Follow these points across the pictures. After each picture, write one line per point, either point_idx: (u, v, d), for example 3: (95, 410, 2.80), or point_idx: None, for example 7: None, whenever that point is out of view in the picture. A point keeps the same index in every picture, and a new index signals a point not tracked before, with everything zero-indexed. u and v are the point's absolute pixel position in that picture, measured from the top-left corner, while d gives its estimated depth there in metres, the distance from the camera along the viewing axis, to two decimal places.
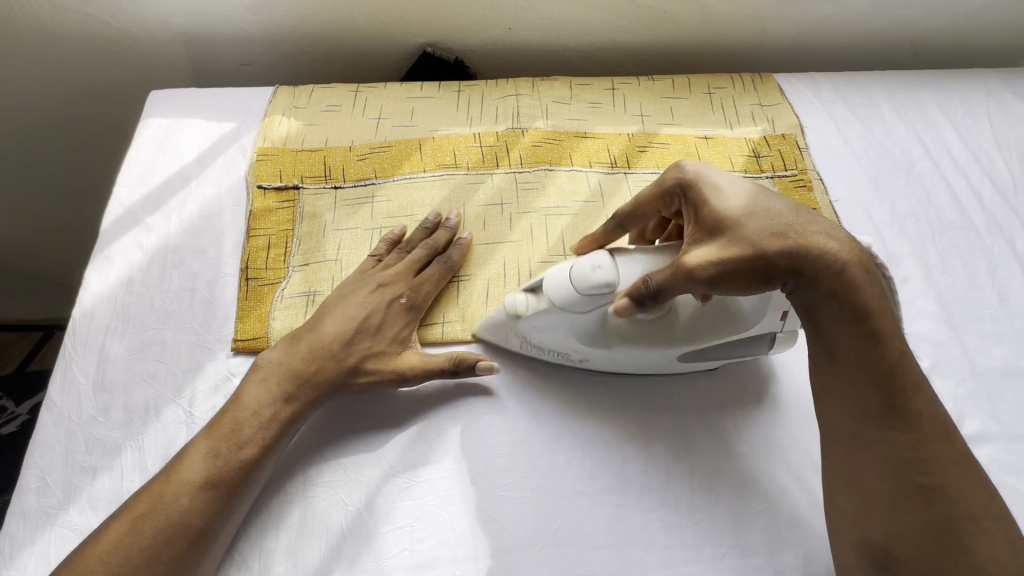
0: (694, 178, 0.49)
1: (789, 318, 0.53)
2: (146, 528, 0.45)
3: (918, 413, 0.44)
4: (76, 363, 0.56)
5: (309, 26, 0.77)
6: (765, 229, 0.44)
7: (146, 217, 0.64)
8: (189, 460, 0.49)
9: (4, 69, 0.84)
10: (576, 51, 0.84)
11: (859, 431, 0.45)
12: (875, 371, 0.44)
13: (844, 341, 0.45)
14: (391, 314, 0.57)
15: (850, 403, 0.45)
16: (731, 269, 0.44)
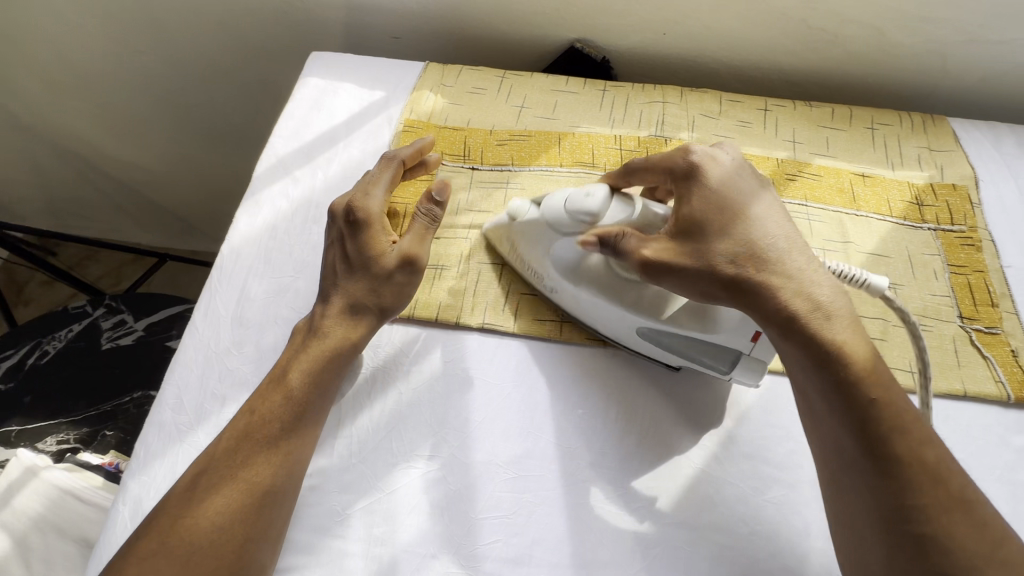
0: (698, 168, 0.48)
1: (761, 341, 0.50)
2: (233, 466, 0.47)
3: (907, 457, 0.40)
4: (219, 296, 0.59)
5: (465, 9, 0.78)
6: (728, 251, 0.45)
7: (295, 170, 0.67)
8: (268, 399, 0.50)
9: (183, 21, 0.91)
10: (727, 65, 0.80)
11: (843, 471, 0.43)
12: (846, 407, 0.42)
13: (821, 372, 0.43)
14: (366, 239, 0.55)
15: (828, 436, 0.44)
16: (680, 270, 0.46)
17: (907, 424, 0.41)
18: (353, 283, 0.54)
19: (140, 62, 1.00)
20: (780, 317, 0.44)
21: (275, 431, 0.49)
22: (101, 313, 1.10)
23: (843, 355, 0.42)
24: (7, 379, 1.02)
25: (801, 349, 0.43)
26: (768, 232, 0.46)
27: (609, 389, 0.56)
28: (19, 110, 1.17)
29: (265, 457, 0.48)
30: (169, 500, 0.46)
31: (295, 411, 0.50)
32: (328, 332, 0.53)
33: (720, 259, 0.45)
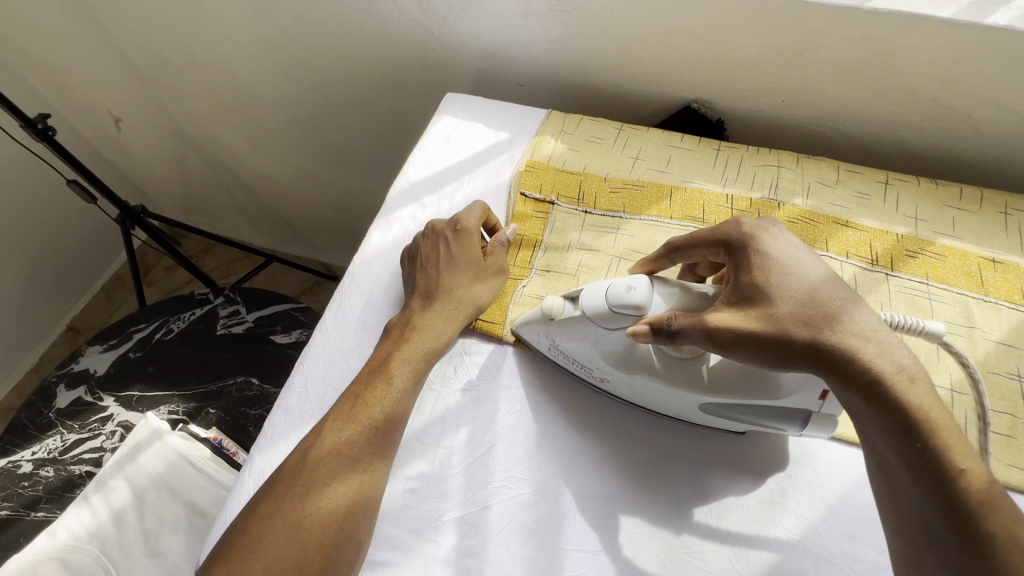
0: (751, 236, 0.49)
1: (828, 400, 0.48)
2: (344, 439, 0.51)
3: (996, 534, 0.37)
4: (348, 300, 0.66)
5: (591, 65, 0.84)
6: (799, 315, 0.44)
7: (425, 196, 0.74)
8: (379, 391, 0.54)
9: (335, 59, 1.03)
10: (846, 135, 0.80)
11: (921, 545, 0.40)
12: (927, 474, 0.39)
13: (899, 434, 0.40)
14: (463, 246, 0.64)
15: (900, 505, 0.41)
16: (753, 340, 0.44)
17: (993, 501, 0.38)
18: (454, 277, 0.62)
19: (291, 87, 1.14)
20: (862, 378, 0.42)
21: (387, 412, 0.54)
22: (220, 302, 1.21)
23: (926, 421, 0.40)
24: (136, 349, 1.15)
25: (875, 408, 0.41)
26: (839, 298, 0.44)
27: (703, 441, 0.56)
28: (184, 119, 1.36)
29: (375, 437, 0.52)
30: (286, 466, 0.51)
31: (393, 405, 0.54)
32: (423, 337, 0.59)
33: (790, 327, 0.44)
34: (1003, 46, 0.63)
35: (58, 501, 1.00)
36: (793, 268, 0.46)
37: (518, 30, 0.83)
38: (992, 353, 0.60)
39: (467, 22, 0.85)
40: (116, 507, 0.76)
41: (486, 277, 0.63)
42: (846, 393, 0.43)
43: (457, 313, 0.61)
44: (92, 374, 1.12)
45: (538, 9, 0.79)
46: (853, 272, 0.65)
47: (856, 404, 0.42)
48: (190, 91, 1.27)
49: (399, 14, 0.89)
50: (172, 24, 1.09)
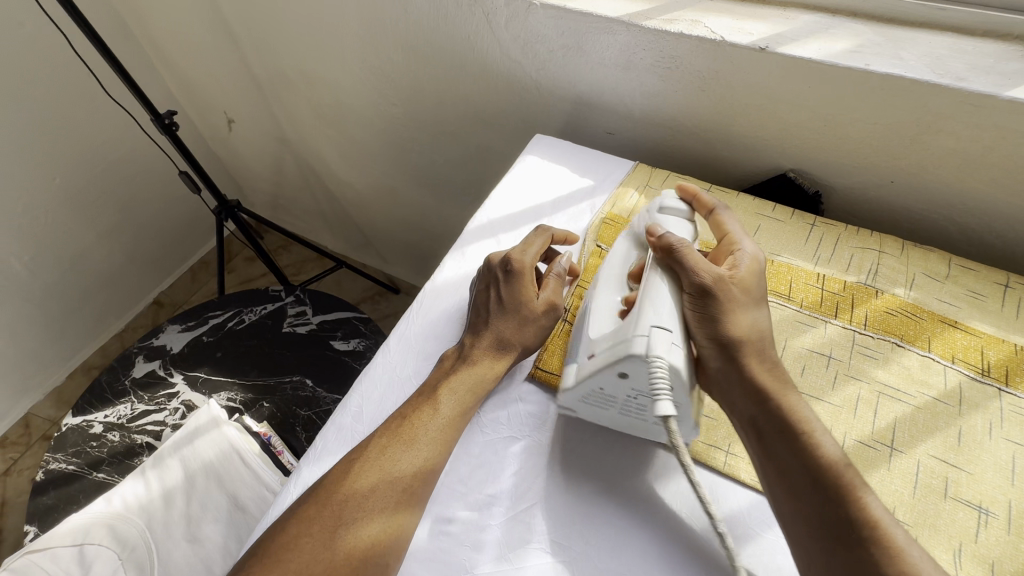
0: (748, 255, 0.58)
1: (624, 374, 0.50)
2: (387, 455, 0.52)
3: (868, 522, 0.44)
4: (413, 326, 0.67)
5: (687, 121, 0.83)
6: (750, 311, 0.55)
7: (501, 233, 0.75)
8: (426, 413, 0.55)
9: (434, 90, 1.08)
10: (960, 226, 0.73)
11: (812, 540, 0.45)
12: (814, 464, 0.47)
13: (787, 438, 0.49)
14: (516, 287, 0.62)
15: (786, 503, 0.47)
16: (717, 295, 0.53)
17: (860, 493, 0.45)
18: (504, 320, 0.61)
19: (387, 109, 1.21)
20: (756, 382, 0.51)
21: (430, 437, 0.54)
22: (290, 301, 1.27)
23: (801, 424, 0.49)
24: (209, 333, 1.22)
25: (775, 419, 0.50)
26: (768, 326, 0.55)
27: (769, 544, 0.51)
28: (288, 126, 1.47)
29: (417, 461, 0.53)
30: (328, 476, 0.52)
31: (438, 433, 0.54)
32: (475, 372, 0.58)
33: (738, 318, 0.53)
34: None
35: (117, 465, 1.07)
36: (756, 292, 0.56)
37: (617, 82, 0.84)
38: None
39: (567, 66, 0.86)
40: (168, 485, 0.80)
41: (539, 319, 0.62)
42: (738, 399, 0.52)
43: (503, 355, 0.60)
44: (167, 350, 1.21)
45: (639, 63, 0.79)
46: (958, 380, 0.59)
47: (746, 410, 0.51)
48: (298, 103, 1.37)
49: (503, 55, 0.92)
50: (294, 42, 1.19)
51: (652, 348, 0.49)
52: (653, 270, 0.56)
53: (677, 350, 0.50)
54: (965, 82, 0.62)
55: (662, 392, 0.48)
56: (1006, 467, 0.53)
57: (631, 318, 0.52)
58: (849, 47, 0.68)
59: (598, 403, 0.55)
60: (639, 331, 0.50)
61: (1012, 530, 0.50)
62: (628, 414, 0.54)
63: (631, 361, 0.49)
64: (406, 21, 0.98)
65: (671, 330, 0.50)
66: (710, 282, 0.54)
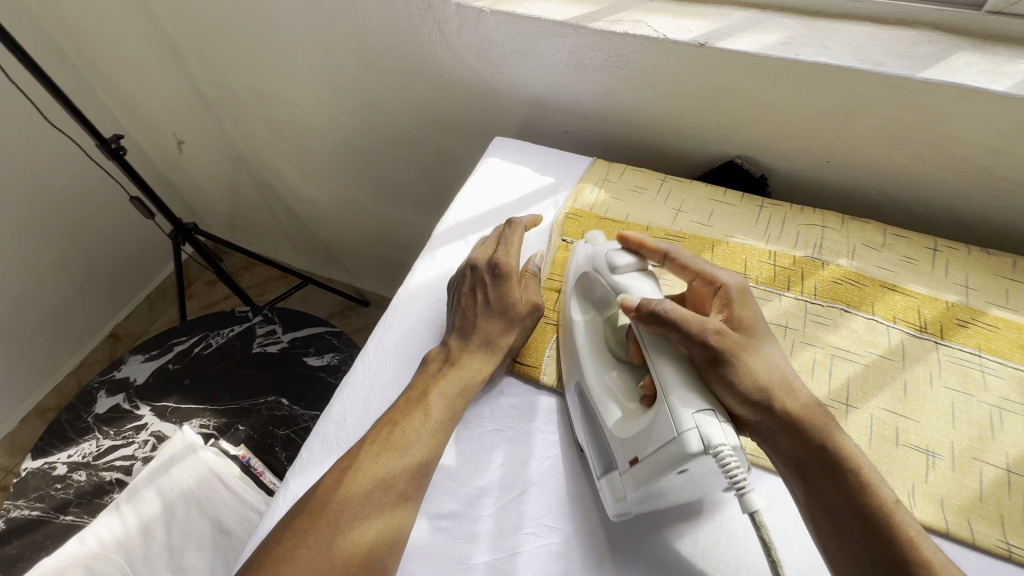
0: (733, 295, 0.57)
1: (686, 472, 0.47)
2: (381, 462, 0.53)
3: (918, 560, 0.46)
4: (391, 332, 0.67)
5: (639, 116, 0.87)
6: (763, 355, 0.54)
7: (469, 235, 0.76)
8: (413, 419, 0.56)
9: (392, 101, 1.09)
10: (892, 198, 0.80)
11: (854, 572, 0.47)
12: (862, 509, 0.48)
13: (831, 479, 0.50)
14: (502, 289, 0.64)
15: (837, 546, 0.49)
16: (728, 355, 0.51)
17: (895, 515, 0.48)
18: (490, 321, 0.63)
19: (344, 121, 1.20)
20: (793, 428, 0.52)
21: (421, 441, 0.55)
22: (258, 320, 1.25)
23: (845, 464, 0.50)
24: (175, 361, 1.19)
25: (817, 463, 0.51)
26: (781, 362, 0.55)
27: None
28: (242, 144, 1.45)
29: (412, 462, 0.54)
30: (321, 485, 0.52)
31: (428, 437, 0.56)
32: (464, 377, 0.59)
33: (753, 369, 0.52)
34: None
35: (86, 506, 1.03)
36: (761, 339, 0.55)
37: (571, 81, 0.87)
38: None
39: (522, 70, 0.89)
40: (146, 517, 0.78)
41: (523, 319, 0.64)
42: (774, 441, 0.53)
43: (489, 357, 0.61)
44: (131, 383, 1.16)
45: (590, 63, 0.83)
46: (901, 338, 0.64)
47: (784, 452, 0.52)
48: (252, 120, 1.35)
49: (458, 62, 0.94)
50: (243, 60, 1.18)
51: (710, 440, 0.45)
52: (648, 343, 0.54)
53: (728, 427, 0.47)
54: (885, 66, 0.68)
55: (745, 482, 0.45)
56: (947, 412, 0.58)
57: (666, 413, 0.48)
58: (781, 39, 0.73)
59: (652, 499, 0.50)
60: (685, 424, 0.46)
61: (956, 468, 0.55)
62: (688, 491, 0.52)
63: (695, 460, 0.46)
64: (358, 33, 0.99)
65: (710, 409, 0.48)
66: (718, 347, 0.51)
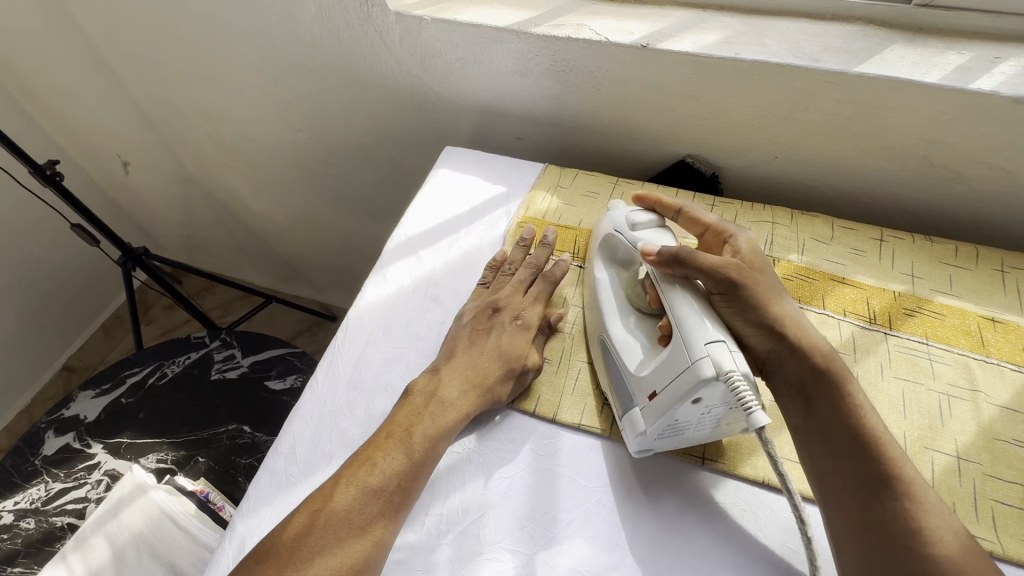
0: (743, 239, 0.59)
1: (702, 400, 0.49)
2: (352, 507, 0.50)
3: (900, 475, 0.48)
4: (340, 356, 0.65)
5: (587, 120, 0.86)
6: (775, 286, 0.56)
7: (420, 250, 0.74)
8: (385, 462, 0.53)
9: (340, 113, 1.07)
10: (839, 190, 0.81)
11: (844, 488, 0.49)
12: (853, 427, 0.50)
13: (830, 400, 0.52)
14: (515, 339, 0.62)
15: (827, 464, 0.50)
16: (738, 283, 0.54)
17: (894, 451, 0.49)
18: (487, 365, 0.60)
19: (294, 136, 1.17)
20: (803, 357, 0.54)
21: (395, 487, 0.52)
22: (216, 346, 1.21)
23: (842, 387, 0.52)
24: (128, 394, 1.14)
25: (816, 384, 0.53)
26: (790, 300, 0.57)
27: (706, 512, 0.53)
28: (190, 163, 1.40)
29: (386, 502, 0.51)
30: (283, 534, 0.49)
31: (402, 482, 0.52)
32: (444, 416, 0.56)
33: (766, 299, 0.55)
34: (987, 110, 0.65)
35: (36, 555, 0.97)
36: (774, 279, 0.57)
37: (517, 88, 0.86)
38: (997, 418, 0.58)
39: (468, 78, 0.87)
40: (95, 567, 0.73)
41: (525, 375, 0.61)
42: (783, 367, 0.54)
43: (474, 395, 0.58)
44: (82, 420, 1.11)
45: (535, 69, 0.82)
46: (851, 331, 0.65)
47: (791, 377, 0.54)
48: (198, 138, 1.30)
49: (403, 72, 0.92)
50: (183, 77, 1.13)
51: (721, 366, 0.48)
52: (663, 281, 0.55)
53: (739, 355, 0.49)
54: (821, 62, 0.69)
55: (752, 403, 0.47)
56: (898, 403, 0.59)
57: (681, 345, 0.51)
58: (720, 38, 0.73)
59: (672, 432, 0.53)
60: (698, 352, 0.49)
61: (908, 459, 0.56)
62: (705, 429, 0.54)
63: (705, 387, 0.48)
64: (299, 47, 0.96)
65: (723, 339, 0.50)
66: (732, 275, 0.54)
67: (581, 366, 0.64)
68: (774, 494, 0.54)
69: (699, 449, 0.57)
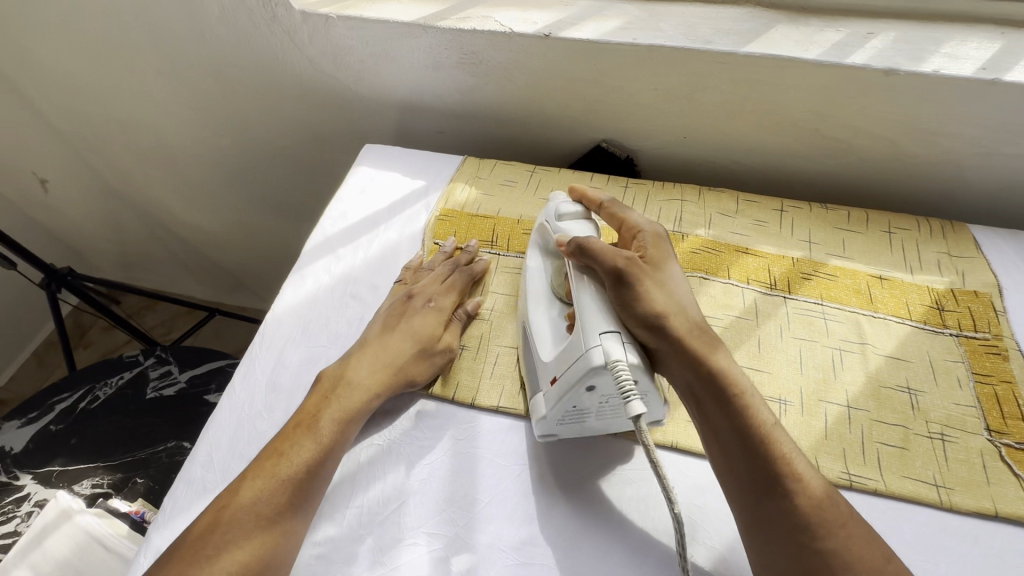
0: (648, 234, 0.59)
1: (594, 388, 0.51)
2: (258, 498, 0.51)
3: (791, 472, 0.48)
4: (258, 360, 0.65)
5: (504, 110, 0.87)
6: (667, 285, 0.55)
7: (338, 248, 0.74)
8: (297, 450, 0.54)
9: (261, 117, 1.05)
10: (746, 166, 0.85)
11: (741, 491, 0.49)
12: (745, 429, 0.49)
13: (722, 402, 0.50)
14: (427, 322, 0.64)
15: (725, 467, 0.50)
16: (629, 276, 0.53)
17: (785, 448, 0.49)
18: (400, 347, 0.61)
19: (217, 141, 1.14)
20: (697, 356, 0.51)
21: (303, 474, 0.53)
22: (151, 363, 1.17)
23: (734, 385, 0.51)
24: (58, 421, 1.09)
25: (710, 385, 0.51)
26: (686, 299, 0.55)
27: (619, 479, 0.56)
28: (111, 177, 1.34)
29: (292, 490, 0.52)
30: (191, 533, 0.49)
31: (308, 470, 0.53)
32: (351, 402, 0.57)
33: (654, 296, 0.53)
34: (863, 83, 0.69)
35: None
36: (671, 277, 0.56)
37: (431, 81, 0.86)
38: (883, 367, 0.63)
39: (382, 73, 0.87)
40: None
41: (438, 356, 0.62)
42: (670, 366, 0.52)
43: (383, 379, 0.59)
44: (8, 452, 1.05)
45: (446, 62, 0.82)
46: (754, 297, 0.68)
47: (682, 378, 0.52)
48: (115, 150, 1.25)
49: (318, 71, 0.91)
50: (90, 87, 1.08)
51: (609, 356, 0.49)
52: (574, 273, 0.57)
53: (630, 346, 0.50)
54: (712, 43, 0.72)
55: (632, 392, 0.47)
56: (795, 361, 0.63)
57: (578, 333, 0.52)
58: (619, 25, 0.76)
59: (573, 420, 0.55)
60: (591, 341, 0.50)
61: (805, 412, 0.60)
62: (607, 418, 0.55)
63: (596, 374, 0.50)
64: (207, 50, 0.93)
65: (616, 330, 0.51)
66: (622, 269, 0.53)
67: (499, 351, 0.65)
68: (683, 457, 0.57)
69: None
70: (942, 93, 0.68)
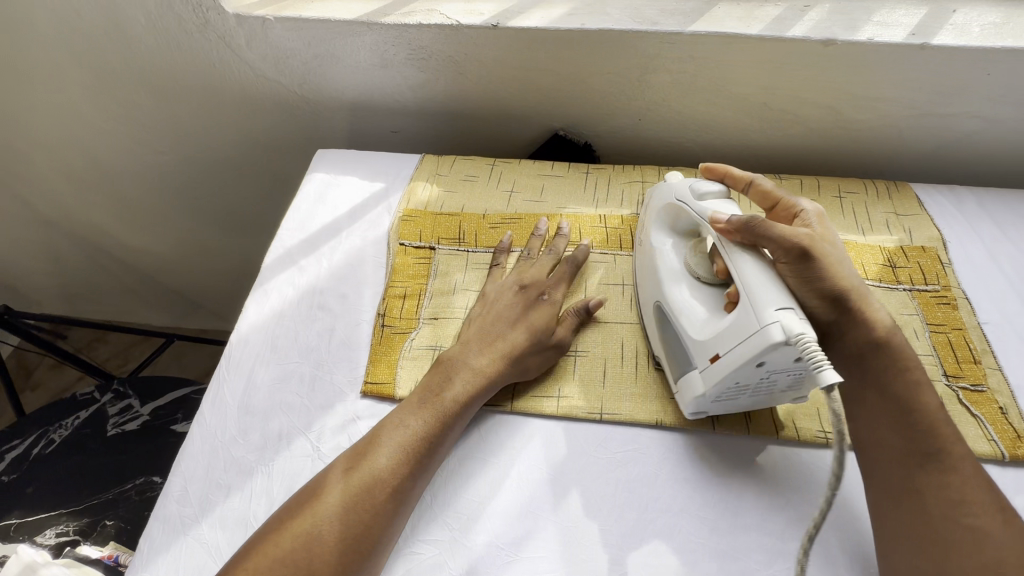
0: (813, 214, 0.58)
1: (762, 367, 0.49)
2: (280, 556, 0.47)
3: (951, 456, 0.50)
4: (226, 383, 0.62)
5: (458, 105, 0.86)
6: (840, 266, 0.54)
7: (300, 260, 0.72)
8: (326, 501, 0.50)
9: (203, 130, 1.00)
10: (701, 144, 0.87)
11: (902, 468, 0.51)
12: (906, 409, 0.52)
13: (890, 381, 0.53)
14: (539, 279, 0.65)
15: (890, 445, 0.52)
16: (812, 256, 0.53)
17: (947, 431, 0.51)
18: (512, 309, 0.63)
19: (157, 158, 1.08)
20: (871, 330, 0.54)
21: (337, 529, 0.48)
22: (109, 399, 1.11)
23: (899, 366, 0.54)
24: (11, 471, 1.02)
25: (875, 361, 0.54)
26: (856, 279, 0.55)
27: (605, 463, 0.57)
28: (43, 206, 1.25)
29: (318, 549, 0.47)
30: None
31: (342, 530, 0.48)
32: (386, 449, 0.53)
33: (834, 272, 0.53)
34: (805, 54, 0.71)
35: None
36: (840, 257, 0.56)
37: (381, 80, 0.84)
38: None
39: (328, 74, 0.84)
40: None
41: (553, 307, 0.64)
42: (849, 338, 0.54)
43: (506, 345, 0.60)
44: None
45: (394, 59, 0.80)
46: None
47: (853, 353, 0.54)
48: (45, 177, 1.16)
49: (261, 77, 0.87)
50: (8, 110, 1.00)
51: (791, 330, 0.47)
52: (729, 249, 0.53)
53: (806, 320, 0.48)
54: (659, 25, 0.72)
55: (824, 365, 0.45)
56: None
57: (747, 309, 0.49)
58: (566, 12, 0.76)
59: (730, 396, 0.54)
60: (768, 317, 0.48)
61: None
62: (761, 394, 0.54)
63: (772, 352, 0.47)
64: (137, 63, 0.88)
65: (791, 305, 0.48)
66: (806, 246, 0.52)
67: None
68: (667, 434, 0.59)
69: (597, 406, 0.60)
70: (877, 60, 0.70)
